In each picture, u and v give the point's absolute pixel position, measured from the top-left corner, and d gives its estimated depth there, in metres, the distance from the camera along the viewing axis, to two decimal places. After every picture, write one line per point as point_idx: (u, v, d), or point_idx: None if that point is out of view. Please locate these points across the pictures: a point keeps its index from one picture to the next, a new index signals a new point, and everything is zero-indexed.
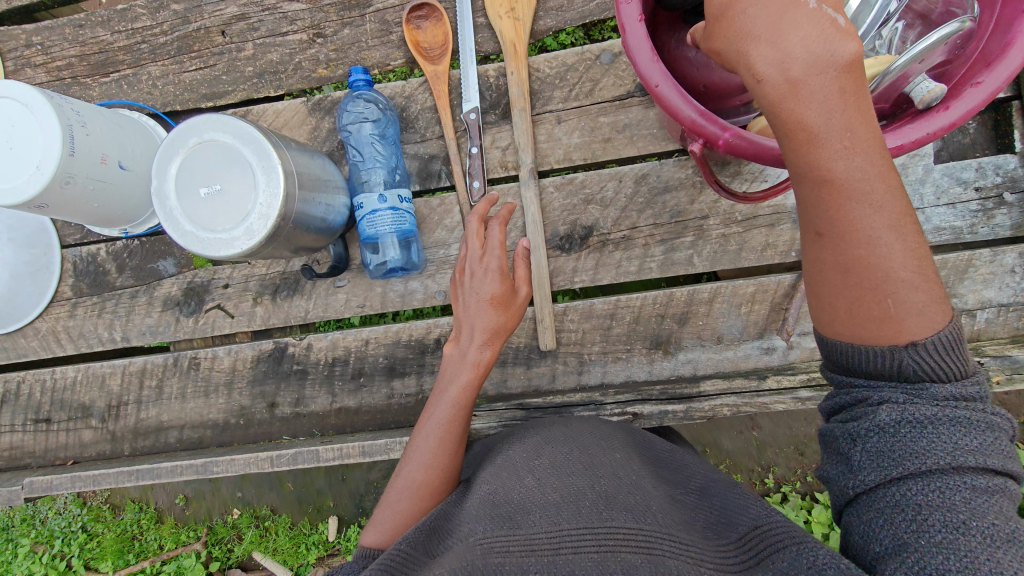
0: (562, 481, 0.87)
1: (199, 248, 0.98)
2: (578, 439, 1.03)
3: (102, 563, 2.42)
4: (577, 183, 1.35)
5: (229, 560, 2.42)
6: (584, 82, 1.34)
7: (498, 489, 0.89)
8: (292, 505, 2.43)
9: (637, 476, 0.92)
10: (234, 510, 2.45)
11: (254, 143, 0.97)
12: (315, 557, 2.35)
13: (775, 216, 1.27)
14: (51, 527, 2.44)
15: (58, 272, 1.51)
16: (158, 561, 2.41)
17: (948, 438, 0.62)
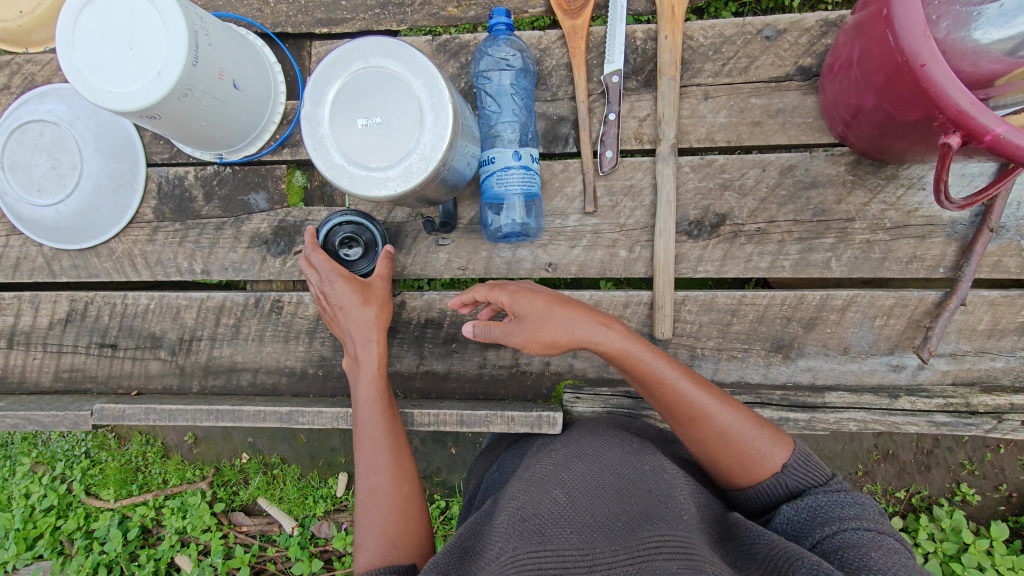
0: (595, 495, 0.82)
1: (347, 184, 0.90)
2: (602, 446, 0.96)
3: (104, 490, 2.34)
4: (716, 166, 1.26)
5: (233, 502, 2.36)
6: (741, 57, 1.24)
7: (526, 501, 0.81)
8: (301, 458, 2.38)
9: (673, 483, 0.87)
10: (243, 454, 2.39)
11: (425, 76, 0.88)
12: (321, 510, 2.30)
13: (928, 228, 1.19)
14: (54, 449, 2.37)
15: (141, 191, 1.42)
16: (161, 495, 2.33)
17: (838, 511, 0.81)
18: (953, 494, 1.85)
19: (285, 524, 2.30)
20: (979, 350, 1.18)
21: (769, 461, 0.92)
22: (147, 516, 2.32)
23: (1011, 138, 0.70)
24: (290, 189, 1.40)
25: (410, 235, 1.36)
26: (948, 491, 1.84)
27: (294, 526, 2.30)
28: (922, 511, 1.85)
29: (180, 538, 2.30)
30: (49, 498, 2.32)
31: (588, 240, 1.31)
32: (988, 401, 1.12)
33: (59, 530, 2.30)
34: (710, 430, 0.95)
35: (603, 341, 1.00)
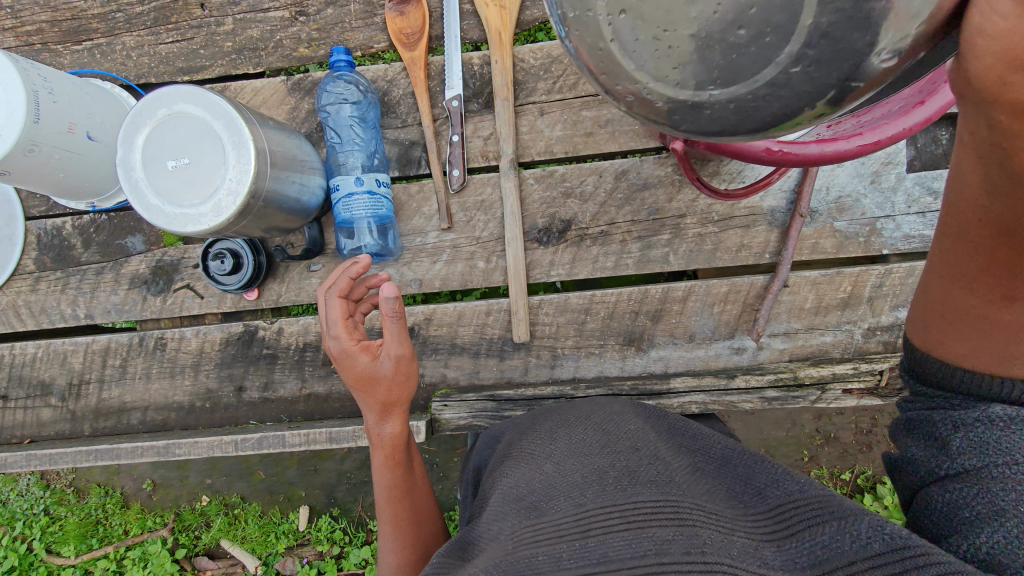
0: (582, 460, 0.82)
1: (165, 223, 0.96)
2: (591, 418, 0.99)
3: (64, 547, 2.36)
4: (556, 176, 1.34)
5: (195, 547, 2.37)
6: (569, 74, 1.33)
7: (519, 482, 0.84)
8: (261, 495, 2.39)
9: (654, 443, 0.87)
10: (203, 497, 2.40)
11: (225, 116, 0.95)
12: (284, 546, 2.32)
13: (751, 218, 1.28)
14: (13, 507, 2.39)
15: (21, 245, 1.46)
16: (122, 547, 2.35)
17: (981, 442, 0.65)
18: None
19: (249, 563, 2.33)
20: (809, 327, 1.26)
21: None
22: (110, 569, 2.34)
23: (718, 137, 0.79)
24: (165, 230, 1.46)
25: (281, 265, 1.42)
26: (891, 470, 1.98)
27: (257, 565, 2.33)
28: (867, 491, 1.98)
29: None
30: (10, 560, 2.35)
31: (447, 255, 1.38)
32: (813, 373, 1.19)
33: None
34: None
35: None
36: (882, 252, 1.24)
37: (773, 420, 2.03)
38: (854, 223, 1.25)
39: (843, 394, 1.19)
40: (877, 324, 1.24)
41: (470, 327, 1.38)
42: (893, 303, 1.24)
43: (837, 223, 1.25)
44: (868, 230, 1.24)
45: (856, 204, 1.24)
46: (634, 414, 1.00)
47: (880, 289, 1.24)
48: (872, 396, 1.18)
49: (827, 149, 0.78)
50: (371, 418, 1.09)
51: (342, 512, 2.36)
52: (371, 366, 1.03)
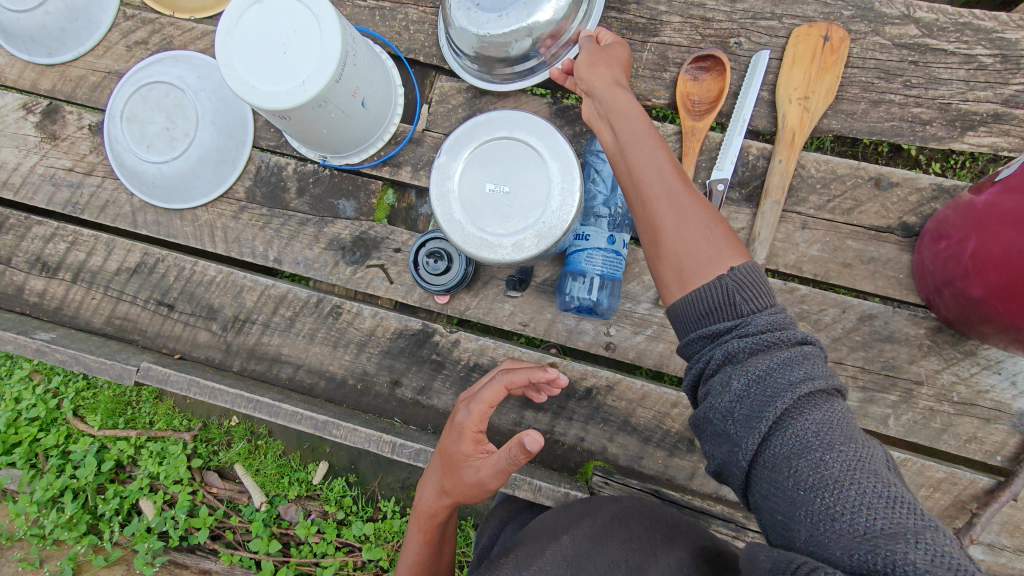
0: (597, 549, 0.87)
1: (459, 240, 0.92)
2: (619, 508, 0.99)
3: (90, 416, 2.34)
4: (796, 295, 1.27)
5: (210, 461, 2.36)
6: (847, 197, 1.26)
7: (534, 555, 0.88)
8: (287, 437, 2.38)
9: (672, 542, 0.88)
10: (232, 417, 2.38)
11: (562, 159, 0.90)
12: (293, 493, 2.29)
13: (994, 412, 1.18)
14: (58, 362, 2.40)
15: (240, 169, 1.46)
16: (145, 435, 2.34)
17: (782, 374, 0.69)
18: None
19: (255, 497, 2.29)
20: (1019, 549, 1.16)
21: (713, 260, 0.83)
22: (126, 452, 2.32)
23: None
24: (379, 205, 1.44)
25: (482, 280, 1.38)
26: None
27: (262, 502, 2.29)
28: None
29: (150, 482, 2.31)
30: (37, 410, 2.33)
31: (652, 331, 1.32)
32: None
33: (38, 443, 2.32)
34: (654, 208, 0.90)
35: (622, 134, 0.97)
36: None
37: None
38: None
39: None
40: None
41: (650, 411, 1.32)
42: None
43: None
44: None
45: None
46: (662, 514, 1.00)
47: None
48: None
49: None
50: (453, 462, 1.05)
51: (358, 480, 2.35)
52: (464, 462, 1.03)
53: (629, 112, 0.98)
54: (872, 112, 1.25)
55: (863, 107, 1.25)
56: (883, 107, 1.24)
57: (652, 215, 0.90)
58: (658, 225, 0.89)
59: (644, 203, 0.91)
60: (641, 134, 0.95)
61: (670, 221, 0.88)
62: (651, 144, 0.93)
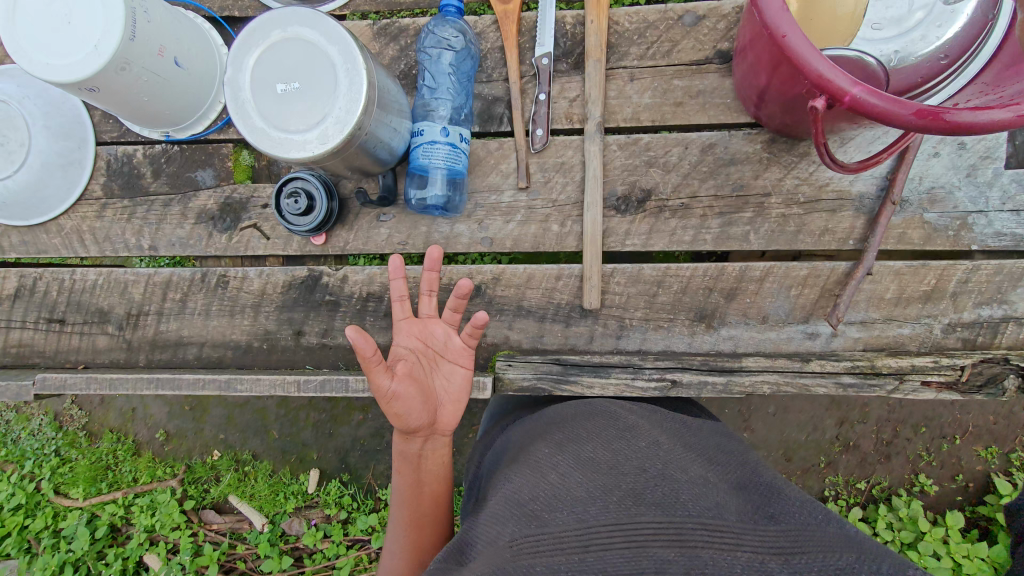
0: (589, 475, 0.88)
1: (267, 147, 0.94)
2: (600, 431, 1.03)
3: (72, 489, 2.36)
4: (641, 144, 1.32)
5: (204, 500, 2.38)
6: (664, 41, 1.31)
7: (521, 488, 0.91)
8: (274, 454, 2.41)
9: (666, 460, 0.91)
10: (215, 451, 2.43)
11: (340, 42, 0.93)
12: (292, 507, 2.33)
13: (838, 202, 1.26)
14: (23, 446, 2.41)
15: (90, 168, 1.46)
16: (131, 493, 2.36)
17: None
18: (913, 485, 2.10)
19: (255, 520, 2.32)
20: (887, 318, 1.24)
21: None
22: (117, 515, 2.33)
23: (865, 97, 0.76)
24: (237, 167, 1.44)
25: (352, 212, 1.40)
26: (907, 482, 2.10)
27: (264, 524, 2.31)
28: (883, 501, 2.09)
29: (149, 537, 2.32)
30: (16, 498, 2.33)
31: (521, 216, 1.36)
32: (891, 363, 1.17)
33: (27, 530, 2.32)
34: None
35: None
36: (971, 248, 1.22)
37: (798, 423, 2.13)
38: (945, 216, 1.22)
39: (921, 387, 1.17)
40: (958, 320, 1.22)
41: (538, 291, 1.37)
42: (977, 300, 1.21)
43: (927, 214, 1.23)
44: (959, 225, 1.22)
45: (949, 197, 1.22)
46: (650, 428, 1.05)
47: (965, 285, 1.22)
48: (951, 391, 1.17)
49: (988, 120, 0.75)
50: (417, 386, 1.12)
51: (353, 478, 2.38)
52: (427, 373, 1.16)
53: None
54: None
55: None
56: None
57: None
58: None
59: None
60: None
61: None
62: None
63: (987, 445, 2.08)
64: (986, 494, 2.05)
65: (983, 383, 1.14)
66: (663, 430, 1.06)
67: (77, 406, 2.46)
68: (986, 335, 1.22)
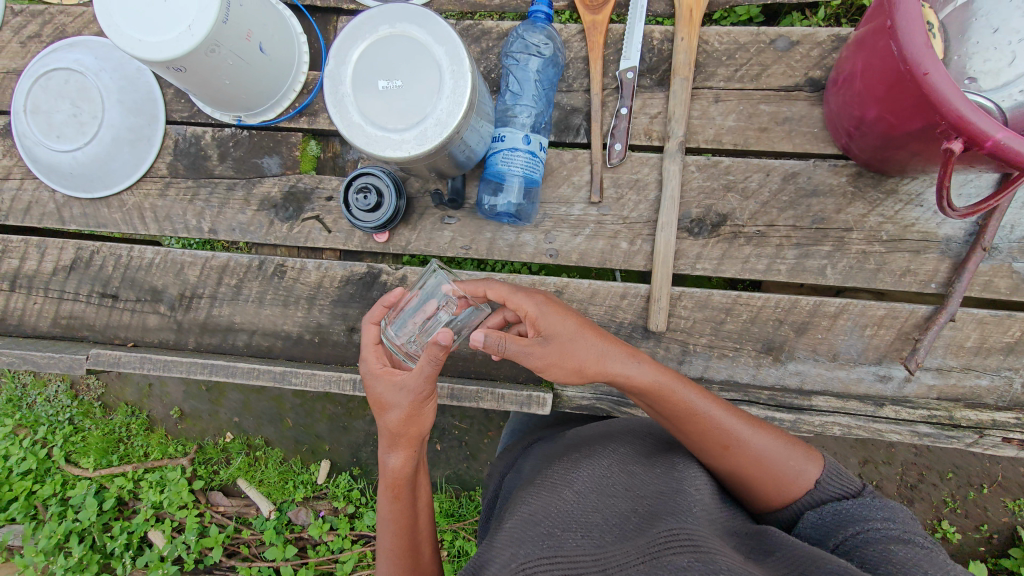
0: (602, 499, 0.87)
1: (363, 143, 0.92)
2: (611, 450, 1.01)
3: (83, 459, 2.35)
4: (721, 167, 1.29)
5: (213, 481, 2.37)
6: (753, 64, 1.28)
7: (534, 509, 0.86)
8: (286, 443, 2.39)
9: (678, 480, 0.90)
10: (227, 434, 2.41)
11: (448, 44, 0.91)
12: (300, 496, 2.32)
13: (923, 243, 1.22)
14: (38, 412, 2.40)
15: (157, 146, 1.45)
16: (142, 467, 2.35)
17: (862, 513, 0.83)
18: (936, 531, 2.04)
19: (263, 507, 2.31)
20: (965, 367, 1.20)
21: (800, 474, 0.91)
22: (125, 488, 2.31)
23: (1010, 143, 0.72)
24: (303, 157, 1.43)
25: (417, 212, 1.38)
26: (930, 527, 2.04)
27: (271, 510, 2.31)
28: None
29: (155, 513, 2.28)
30: (28, 462, 2.32)
31: (590, 230, 1.34)
32: (970, 415, 1.13)
33: (34, 496, 2.28)
34: (706, 419, 0.96)
35: (632, 373, 1.00)
36: None
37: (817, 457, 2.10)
38: None
39: (1001, 443, 1.13)
40: None
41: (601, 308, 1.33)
42: None
43: (1016, 263, 1.18)
44: None
45: None
46: (660, 449, 1.04)
47: None
48: None
49: None
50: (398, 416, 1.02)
51: (362, 473, 2.37)
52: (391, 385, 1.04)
53: (659, 386, 0.99)
54: None
55: None
56: None
57: (746, 476, 0.93)
58: (735, 470, 0.94)
59: (671, 392, 0.98)
60: (688, 397, 0.98)
61: (749, 437, 0.95)
62: (707, 404, 0.97)
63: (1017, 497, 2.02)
64: (1011, 546, 2.00)
65: None
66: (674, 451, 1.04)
67: (94, 377, 2.45)
68: None
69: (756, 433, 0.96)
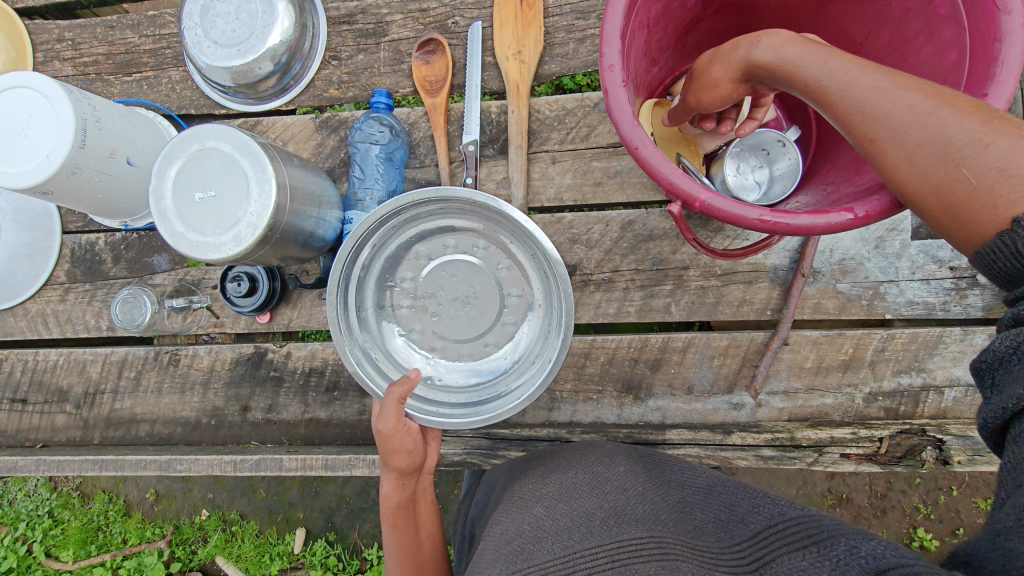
0: (572, 504, 0.93)
1: (187, 250, 1.01)
2: (579, 462, 1.08)
3: (63, 551, 2.48)
4: (564, 223, 1.38)
5: (191, 562, 2.47)
6: (582, 126, 1.39)
7: (511, 526, 0.92)
8: (261, 514, 2.47)
9: (642, 485, 0.97)
10: (202, 513, 2.49)
11: (251, 153, 1.02)
12: (276, 568, 2.40)
13: (754, 274, 1.29)
14: (19, 508, 2.53)
15: (55, 256, 1.55)
16: (119, 555, 2.46)
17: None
18: (913, 540, 2.17)
19: None
20: (809, 387, 1.26)
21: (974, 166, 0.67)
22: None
23: (714, 202, 0.81)
24: None
25: (294, 291, 1.47)
26: (907, 537, 2.17)
27: None
28: None
29: None
30: (9, 560, 2.47)
31: None
32: (811, 435, 1.19)
33: None
34: (838, 97, 0.76)
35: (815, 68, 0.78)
36: (885, 316, 1.24)
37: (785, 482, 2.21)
38: (857, 286, 1.25)
39: (840, 458, 1.18)
40: (879, 389, 1.23)
41: None
42: (895, 368, 1.22)
43: (839, 284, 1.26)
44: (871, 294, 1.24)
45: (859, 267, 1.25)
46: (624, 453, 1.12)
47: (882, 353, 1.23)
48: (872, 463, 1.17)
49: (822, 222, 0.78)
50: (391, 485, 1.22)
51: (339, 537, 2.42)
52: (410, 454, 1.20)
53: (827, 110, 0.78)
54: (581, 48, 1.41)
55: (572, 46, 1.41)
56: (588, 42, 1.40)
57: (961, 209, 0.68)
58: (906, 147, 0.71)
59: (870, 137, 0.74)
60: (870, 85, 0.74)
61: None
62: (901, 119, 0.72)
63: (986, 497, 2.16)
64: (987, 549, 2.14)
65: (901, 455, 1.16)
66: (639, 455, 1.12)
67: None
68: (908, 403, 1.22)
69: (960, 112, 0.69)
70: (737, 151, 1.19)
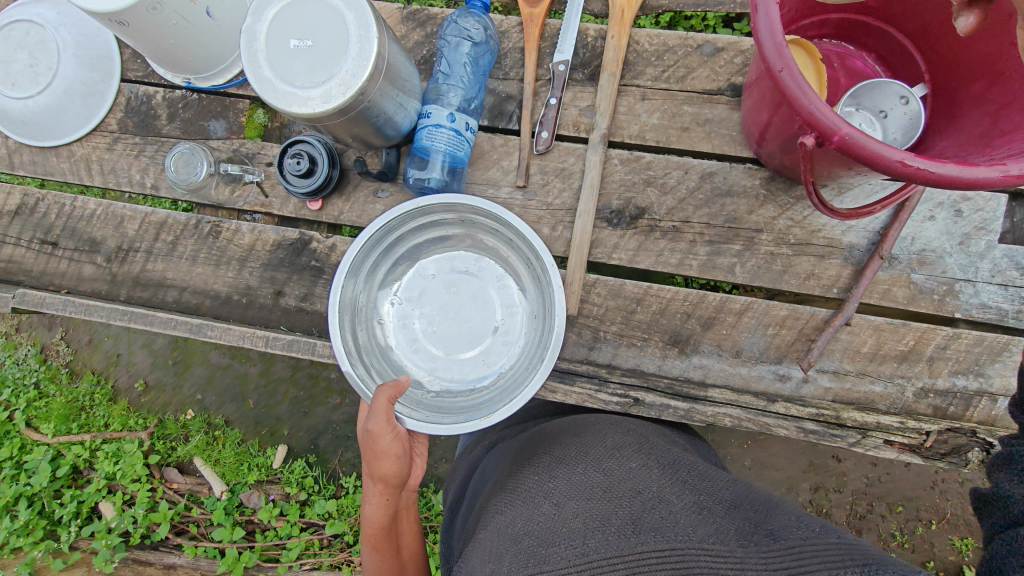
0: (583, 503, 0.87)
1: (272, 98, 0.96)
2: (591, 454, 1.02)
3: (43, 424, 2.38)
4: (642, 162, 1.33)
5: (169, 457, 2.42)
6: (680, 66, 1.33)
7: (521, 520, 0.89)
8: (246, 423, 2.47)
9: (657, 483, 0.90)
10: (188, 411, 2.48)
11: (357, 10, 0.97)
12: (253, 479, 2.35)
13: (827, 249, 1.26)
14: (6, 374, 2.49)
15: (110, 102, 1.50)
16: (99, 438, 2.38)
17: None
18: None
19: (215, 487, 2.35)
20: (860, 372, 1.23)
21: None
22: (81, 456, 2.35)
23: (855, 139, 0.77)
24: (249, 123, 1.48)
25: (351, 183, 1.42)
26: None
27: (223, 491, 2.35)
28: None
29: (107, 485, 2.31)
30: None
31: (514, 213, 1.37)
32: (857, 417, 1.17)
33: None
34: None
35: None
36: (954, 315, 1.21)
37: (769, 481, 2.21)
38: (932, 279, 1.21)
39: (882, 445, 1.17)
40: (932, 386, 1.20)
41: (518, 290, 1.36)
42: (953, 368, 1.20)
43: (914, 274, 1.22)
44: (944, 290, 1.21)
45: (939, 260, 1.21)
46: (636, 446, 1.05)
47: (943, 351, 1.20)
48: (914, 454, 1.17)
49: (968, 175, 0.75)
50: (375, 505, 1.20)
51: (318, 460, 2.42)
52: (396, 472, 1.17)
53: None
54: None
55: None
56: None
57: None
58: None
59: None
60: None
61: None
62: None
63: (964, 536, 2.17)
64: None
65: (945, 452, 1.14)
66: (654, 450, 1.04)
67: (65, 343, 2.55)
68: (958, 405, 1.20)
69: None
70: (849, 106, 1.16)
